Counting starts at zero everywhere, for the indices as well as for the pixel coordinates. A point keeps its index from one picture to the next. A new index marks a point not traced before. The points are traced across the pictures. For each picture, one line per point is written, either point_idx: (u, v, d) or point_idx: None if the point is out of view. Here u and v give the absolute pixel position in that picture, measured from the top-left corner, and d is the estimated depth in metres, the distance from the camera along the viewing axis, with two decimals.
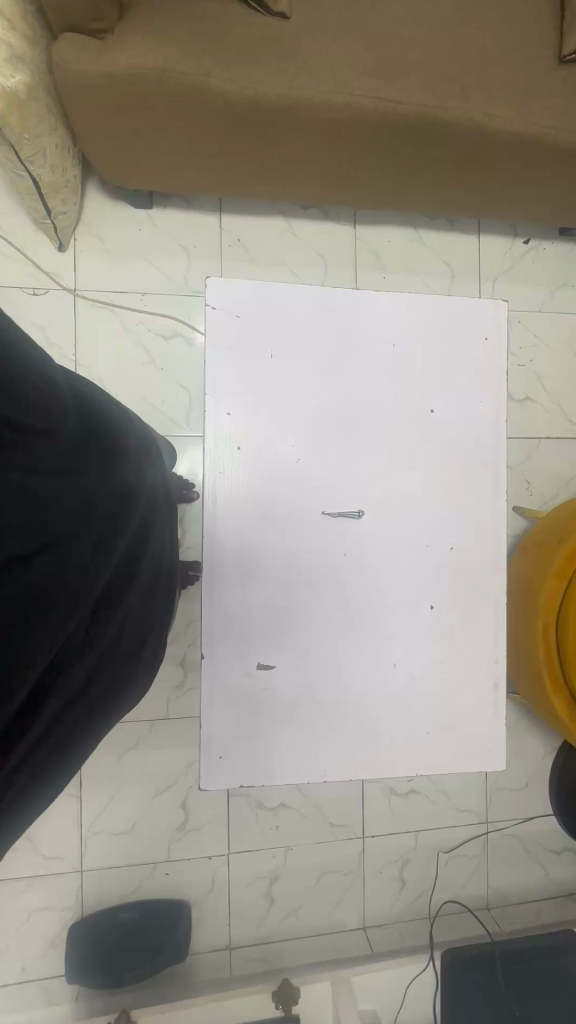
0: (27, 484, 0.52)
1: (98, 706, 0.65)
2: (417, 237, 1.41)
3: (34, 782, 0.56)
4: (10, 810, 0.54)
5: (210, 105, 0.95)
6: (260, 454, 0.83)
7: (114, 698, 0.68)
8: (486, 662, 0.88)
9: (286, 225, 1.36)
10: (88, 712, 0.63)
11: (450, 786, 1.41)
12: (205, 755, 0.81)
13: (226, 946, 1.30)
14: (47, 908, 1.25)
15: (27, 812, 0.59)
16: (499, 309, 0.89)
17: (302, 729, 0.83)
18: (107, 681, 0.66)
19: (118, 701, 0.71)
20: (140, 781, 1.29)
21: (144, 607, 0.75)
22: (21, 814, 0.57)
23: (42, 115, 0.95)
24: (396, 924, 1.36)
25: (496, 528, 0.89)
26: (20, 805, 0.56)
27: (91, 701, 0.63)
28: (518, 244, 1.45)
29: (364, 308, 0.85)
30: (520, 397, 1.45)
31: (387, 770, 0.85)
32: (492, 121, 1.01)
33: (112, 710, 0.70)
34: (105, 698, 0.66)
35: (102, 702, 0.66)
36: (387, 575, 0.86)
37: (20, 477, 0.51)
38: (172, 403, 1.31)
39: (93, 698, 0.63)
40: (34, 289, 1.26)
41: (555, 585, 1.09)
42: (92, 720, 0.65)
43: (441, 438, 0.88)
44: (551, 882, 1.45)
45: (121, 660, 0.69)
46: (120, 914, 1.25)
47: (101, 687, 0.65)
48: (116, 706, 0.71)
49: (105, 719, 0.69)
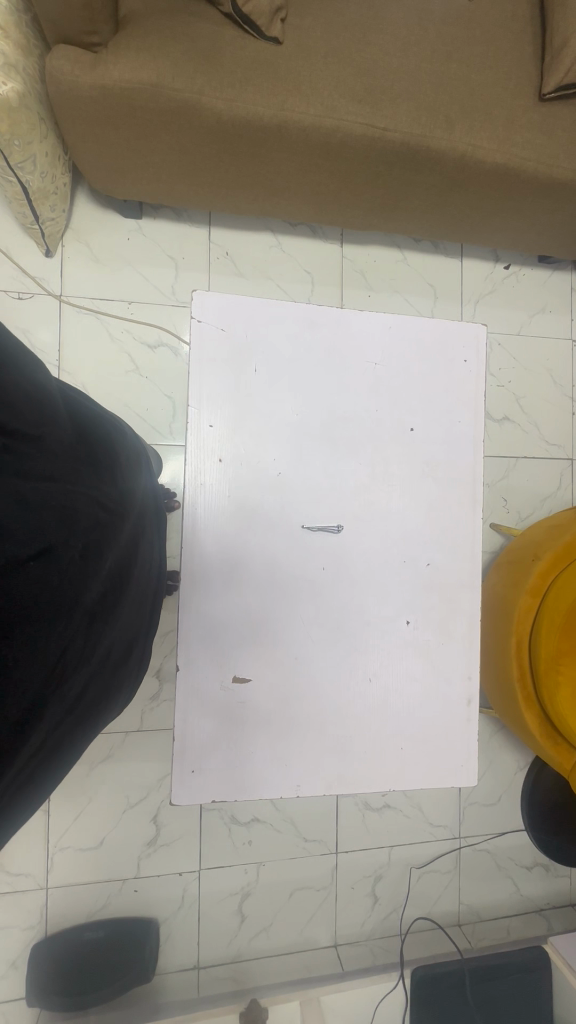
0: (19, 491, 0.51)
1: (87, 719, 0.63)
2: (402, 258, 1.44)
3: (21, 797, 0.55)
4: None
5: (201, 122, 0.96)
6: (242, 466, 0.84)
7: (101, 709, 0.67)
8: (460, 678, 0.89)
9: (274, 241, 1.38)
10: (77, 725, 0.61)
11: (424, 801, 1.42)
12: (178, 769, 0.80)
13: (195, 965, 1.27)
14: (9, 928, 1.21)
15: (11, 830, 0.57)
16: (480, 332, 0.92)
17: (278, 742, 0.83)
18: (97, 692, 0.64)
19: (104, 713, 0.69)
20: (112, 794, 1.27)
21: (132, 616, 0.73)
22: (8, 832, 0.55)
23: (35, 122, 0.96)
24: (367, 940, 1.35)
25: (473, 543, 0.91)
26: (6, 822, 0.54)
27: (81, 713, 0.61)
28: (499, 268, 1.50)
29: (347, 329, 0.87)
30: (499, 416, 1.49)
31: (361, 784, 0.85)
32: (475, 151, 1.05)
33: (97, 723, 0.68)
34: (94, 711, 0.65)
35: (91, 714, 0.64)
36: (365, 589, 0.87)
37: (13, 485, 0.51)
38: (156, 411, 1.30)
39: (84, 710, 0.62)
40: (19, 294, 1.25)
41: (528, 601, 1.11)
42: (81, 732, 0.63)
43: (420, 454, 0.89)
44: (521, 896, 1.46)
45: (109, 672, 0.67)
46: (86, 931, 1.22)
47: (91, 698, 0.63)
48: (101, 718, 0.69)
49: (90, 732, 0.67)
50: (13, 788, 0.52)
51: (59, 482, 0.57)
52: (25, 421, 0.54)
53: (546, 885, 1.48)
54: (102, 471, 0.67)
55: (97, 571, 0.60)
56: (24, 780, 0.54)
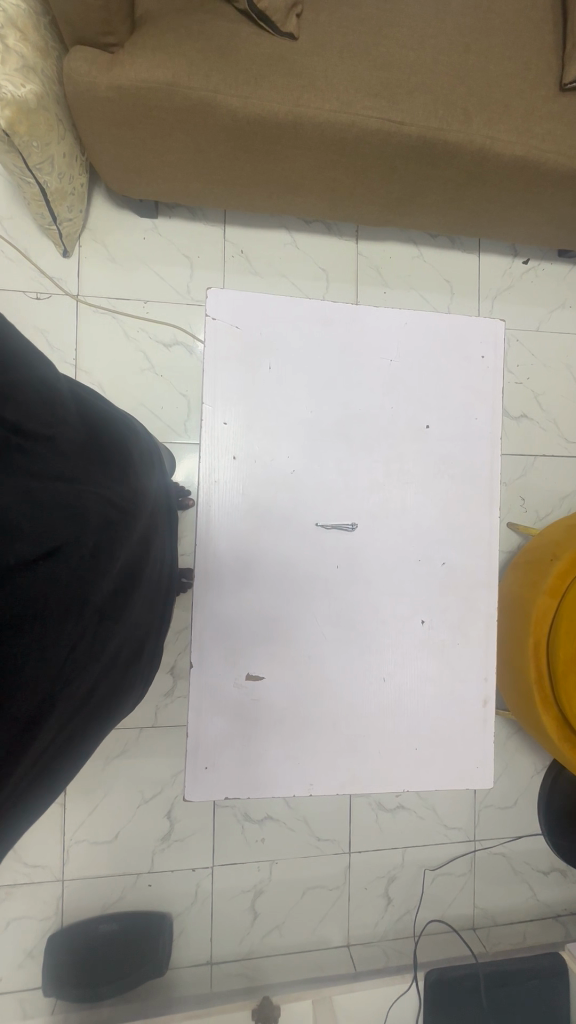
0: (31, 490, 0.52)
1: (97, 717, 0.64)
2: (418, 254, 1.42)
3: (29, 794, 0.55)
4: (6, 824, 0.52)
5: (216, 120, 0.96)
6: (256, 463, 0.84)
7: (111, 707, 0.67)
8: (476, 678, 0.88)
9: (289, 238, 1.37)
10: (86, 724, 0.62)
11: (438, 803, 1.40)
12: (191, 763, 0.80)
13: (208, 960, 1.27)
14: (26, 919, 1.23)
15: (21, 825, 0.57)
16: (497, 326, 0.90)
17: (291, 739, 0.83)
18: (106, 691, 0.65)
19: (114, 712, 0.69)
20: (127, 788, 1.28)
21: (143, 615, 0.74)
22: (17, 827, 0.56)
23: (52, 124, 0.97)
24: (380, 941, 1.34)
25: (489, 543, 0.89)
26: (15, 818, 0.54)
27: (90, 710, 0.62)
28: (518, 264, 1.47)
29: (362, 325, 0.86)
30: (516, 414, 1.46)
31: (375, 785, 0.84)
32: (494, 144, 1.03)
33: (108, 721, 0.69)
34: (103, 710, 0.65)
35: (100, 712, 0.64)
36: (380, 588, 0.86)
37: (25, 484, 0.52)
38: (171, 410, 1.31)
39: (93, 707, 0.62)
40: (37, 294, 1.27)
41: (547, 602, 1.09)
42: (90, 730, 0.63)
43: (435, 452, 0.88)
44: (538, 902, 1.43)
45: (119, 671, 0.67)
46: (101, 923, 1.23)
47: (100, 697, 0.63)
48: (112, 715, 0.69)
49: (100, 729, 0.68)
50: (23, 783, 0.53)
51: (69, 481, 0.58)
52: (36, 421, 0.54)
53: (563, 891, 1.45)
54: (113, 471, 0.67)
55: (106, 571, 0.60)
56: (32, 777, 0.54)
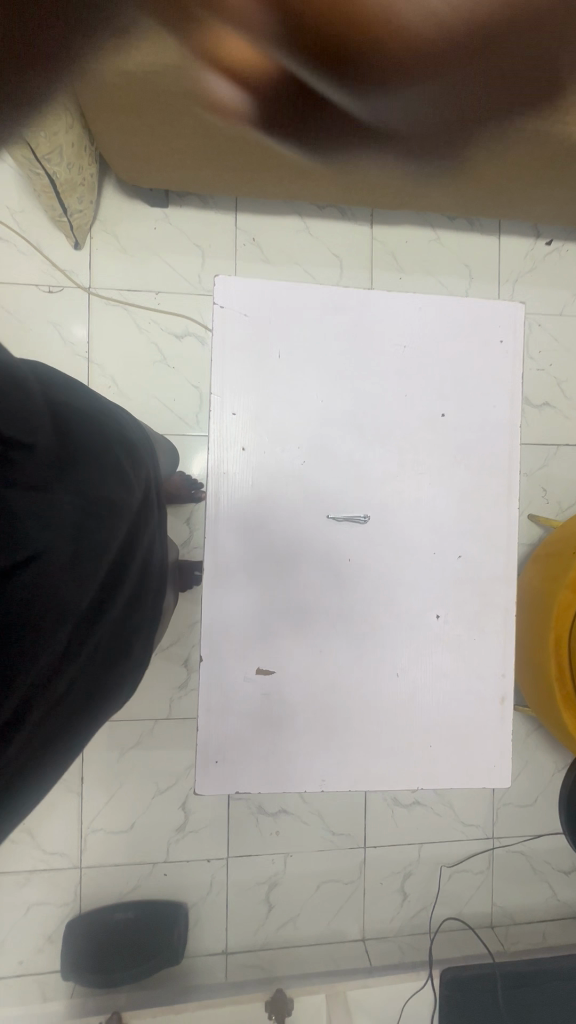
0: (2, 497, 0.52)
1: (78, 717, 0.63)
2: (436, 237, 1.38)
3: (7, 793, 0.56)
4: None
5: (224, 102, 0.94)
6: (265, 454, 0.82)
7: (96, 705, 0.66)
8: (493, 674, 0.85)
9: (302, 224, 1.34)
10: (66, 723, 0.62)
11: (455, 799, 1.38)
12: (201, 758, 0.80)
13: (223, 950, 1.28)
14: (45, 904, 1.25)
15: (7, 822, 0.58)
16: (517, 309, 0.86)
17: (302, 734, 0.82)
18: (88, 691, 0.64)
19: (102, 709, 0.68)
20: (142, 779, 1.29)
21: (134, 610, 0.70)
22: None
23: (59, 113, 0.96)
24: (396, 937, 1.33)
25: (508, 535, 0.86)
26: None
27: (69, 710, 0.62)
28: (540, 245, 1.42)
29: (375, 311, 0.83)
30: (538, 402, 1.42)
31: (389, 783, 0.83)
32: (514, 117, 0.99)
33: (96, 718, 0.68)
34: (86, 710, 0.64)
35: (81, 712, 0.63)
36: (393, 581, 0.84)
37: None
38: (183, 402, 1.30)
39: (72, 707, 0.62)
40: (50, 287, 1.27)
41: (569, 596, 1.05)
42: (75, 728, 0.63)
43: (451, 441, 0.85)
44: (558, 902, 1.40)
45: (104, 668, 0.66)
46: (118, 911, 1.25)
47: (80, 697, 0.63)
48: (100, 713, 0.68)
49: (88, 727, 0.67)
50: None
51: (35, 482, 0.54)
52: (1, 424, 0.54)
53: None
54: (93, 461, 0.63)
55: (89, 573, 0.59)
56: (14, 776, 0.55)
